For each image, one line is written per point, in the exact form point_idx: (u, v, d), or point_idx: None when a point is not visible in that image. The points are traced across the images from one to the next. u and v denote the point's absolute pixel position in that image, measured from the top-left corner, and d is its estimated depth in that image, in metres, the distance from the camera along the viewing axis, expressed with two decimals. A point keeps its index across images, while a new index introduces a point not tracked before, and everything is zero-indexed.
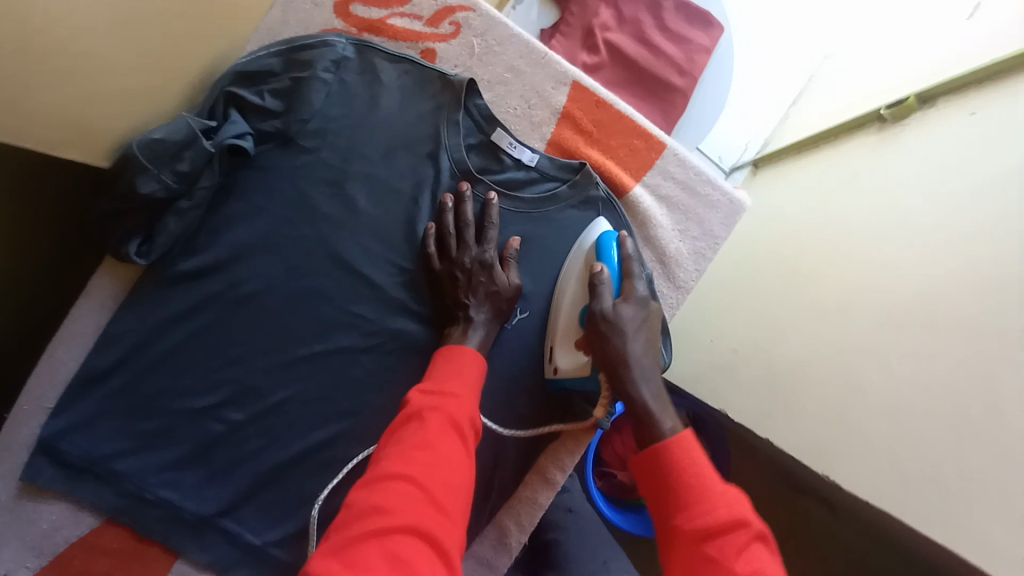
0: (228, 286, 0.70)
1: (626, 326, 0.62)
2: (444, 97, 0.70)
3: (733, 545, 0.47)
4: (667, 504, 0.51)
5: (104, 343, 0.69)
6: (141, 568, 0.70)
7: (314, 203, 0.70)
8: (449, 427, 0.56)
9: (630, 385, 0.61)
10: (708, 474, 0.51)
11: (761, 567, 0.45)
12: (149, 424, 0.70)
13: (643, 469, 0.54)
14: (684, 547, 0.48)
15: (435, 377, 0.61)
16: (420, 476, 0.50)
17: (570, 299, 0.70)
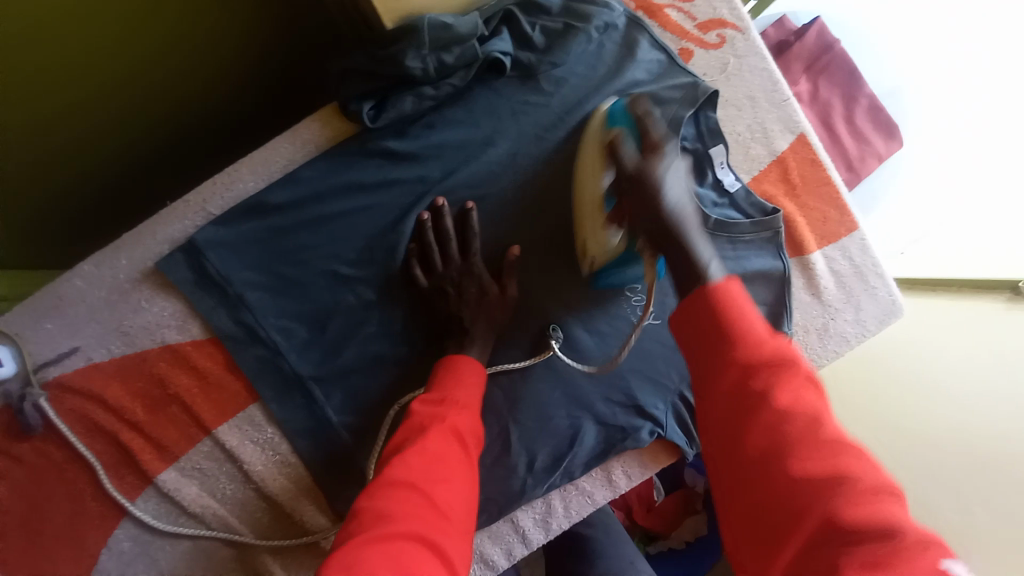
0: (419, 181, 0.71)
1: (661, 164, 0.59)
2: (683, 97, 0.69)
3: (780, 382, 0.47)
4: (716, 350, 0.50)
5: (287, 180, 0.70)
6: (220, 396, 0.72)
7: (527, 141, 0.71)
8: (450, 436, 0.58)
9: (674, 239, 0.57)
10: (751, 319, 0.50)
11: (810, 406, 0.45)
12: (290, 270, 0.71)
13: (683, 318, 0.53)
14: (729, 383, 0.48)
15: (436, 387, 0.64)
16: (418, 481, 0.52)
17: (587, 179, 0.67)
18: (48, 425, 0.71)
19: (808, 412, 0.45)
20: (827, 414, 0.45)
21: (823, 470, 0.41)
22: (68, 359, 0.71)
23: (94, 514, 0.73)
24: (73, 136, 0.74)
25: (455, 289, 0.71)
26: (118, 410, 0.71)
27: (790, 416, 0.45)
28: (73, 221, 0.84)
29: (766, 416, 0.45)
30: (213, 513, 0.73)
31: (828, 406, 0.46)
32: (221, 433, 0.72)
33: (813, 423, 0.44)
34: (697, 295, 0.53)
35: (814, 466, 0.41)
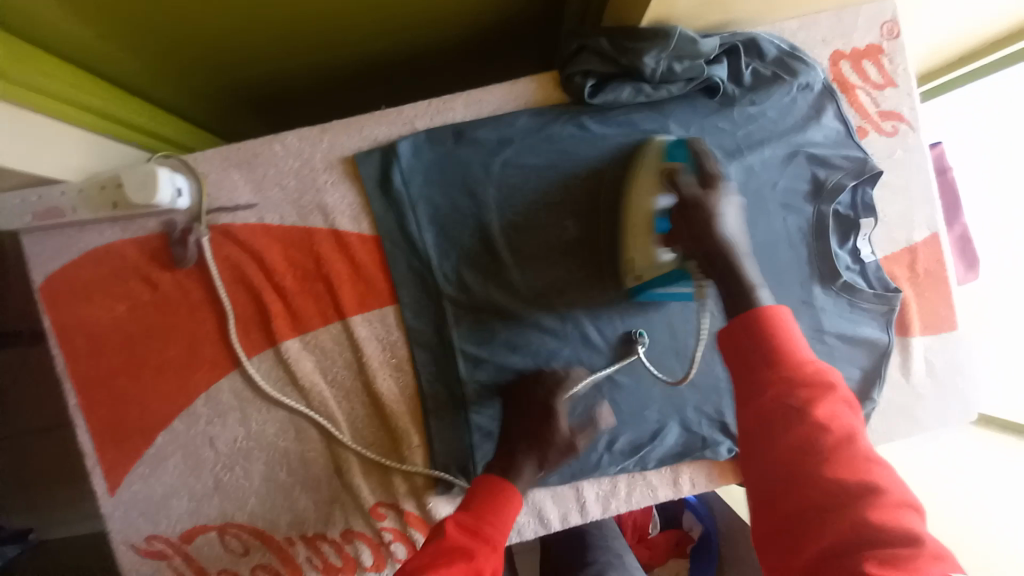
0: (601, 161, 0.79)
1: (718, 203, 0.66)
2: (849, 170, 0.79)
3: (814, 399, 0.50)
4: (765, 355, 0.53)
5: (492, 121, 0.77)
6: (365, 289, 0.78)
7: (707, 158, 0.79)
8: (489, 553, 0.58)
9: (727, 261, 0.64)
10: (800, 345, 0.53)
11: (840, 424, 0.48)
12: (464, 200, 0.78)
13: (751, 324, 0.56)
14: (768, 399, 0.51)
15: (473, 510, 0.62)
16: (476, 560, 0.56)
17: (638, 194, 0.74)
18: (198, 264, 0.76)
19: (844, 432, 0.48)
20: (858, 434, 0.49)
21: (855, 474, 0.46)
22: (241, 212, 0.76)
23: (205, 360, 0.77)
24: (293, 62, 0.85)
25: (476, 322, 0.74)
26: (270, 272, 0.76)
27: (825, 429, 0.48)
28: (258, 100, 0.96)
29: (805, 426, 0.48)
30: (318, 391, 0.78)
31: (856, 418, 0.51)
32: (354, 322, 0.78)
33: (848, 448, 0.47)
34: (739, 319, 0.57)
35: (845, 468, 0.46)
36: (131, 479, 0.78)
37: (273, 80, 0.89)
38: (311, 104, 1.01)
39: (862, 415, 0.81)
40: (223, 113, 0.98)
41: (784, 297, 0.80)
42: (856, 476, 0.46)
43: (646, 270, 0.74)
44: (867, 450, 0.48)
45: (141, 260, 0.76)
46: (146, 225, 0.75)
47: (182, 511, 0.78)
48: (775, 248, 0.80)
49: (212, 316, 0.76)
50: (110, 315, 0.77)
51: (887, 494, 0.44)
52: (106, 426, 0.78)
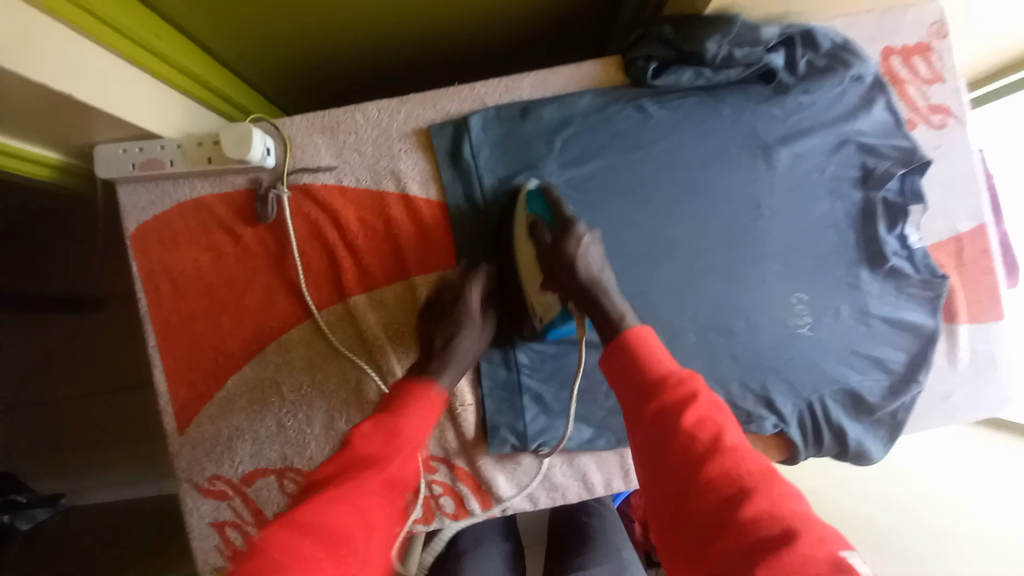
0: (659, 141, 0.82)
1: (574, 244, 0.70)
2: (899, 158, 0.82)
3: (695, 416, 0.50)
4: (638, 392, 0.55)
5: (557, 100, 0.82)
6: (428, 253, 0.83)
7: (762, 141, 0.82)
8: (395, 477, 0.53)
9: (597, 303, 0.66)
10: (662, 359, 0.56)
11: (717, 425, 0.50)
12: (526, 173, 0.82)
13: (618, 366, 0.59)
14: (649, 416, 0.52)
15: (390, 412, 0.59)
16: (360, 508, 0.47)
17: (517, 248, 0.78)
18: (278, 220, 0.82)
19: (714, 435, 0.49)
20: (720, 421, 0.50)
21: (729, 463, 0.47)
22: (321, 174, 0.82)
23: (279, 309, 0.83)
24: (369, 43, 0.93)
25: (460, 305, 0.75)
26: (344, 230, 0.82)
27: (690, 439, 0.49)
28: (324, 78, 1.03)
29: (672, 442, 0.49)
30: (380, 345, 0.82)
31: (731, 419, 0.51)
32: (416, 283, 0.83)
33: (724, 442, 0.48)
34: (613, 348, 0.60)
35: (723, 467, 0.46)
36: (199, 419, 0.83)
37: (346, 60, 0.97)
38: (375, 86, 1.09)
39: (907, 398, 0.82)
40: (295, 88, 1.05)
41: (831, 278, 0.83)
42: (730, 470, 0.47)
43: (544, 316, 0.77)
44: (739, 444, 0.49)
45: (227, 213, 0.82)
46: (235, 181, 0.82)
47: (245, 453, 0.83)
48: (824, 231, 0.82)
49: (288, 269, 0.82)
50: (194, 263, 0.83)
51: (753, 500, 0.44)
52: (182, 367, 0.83)
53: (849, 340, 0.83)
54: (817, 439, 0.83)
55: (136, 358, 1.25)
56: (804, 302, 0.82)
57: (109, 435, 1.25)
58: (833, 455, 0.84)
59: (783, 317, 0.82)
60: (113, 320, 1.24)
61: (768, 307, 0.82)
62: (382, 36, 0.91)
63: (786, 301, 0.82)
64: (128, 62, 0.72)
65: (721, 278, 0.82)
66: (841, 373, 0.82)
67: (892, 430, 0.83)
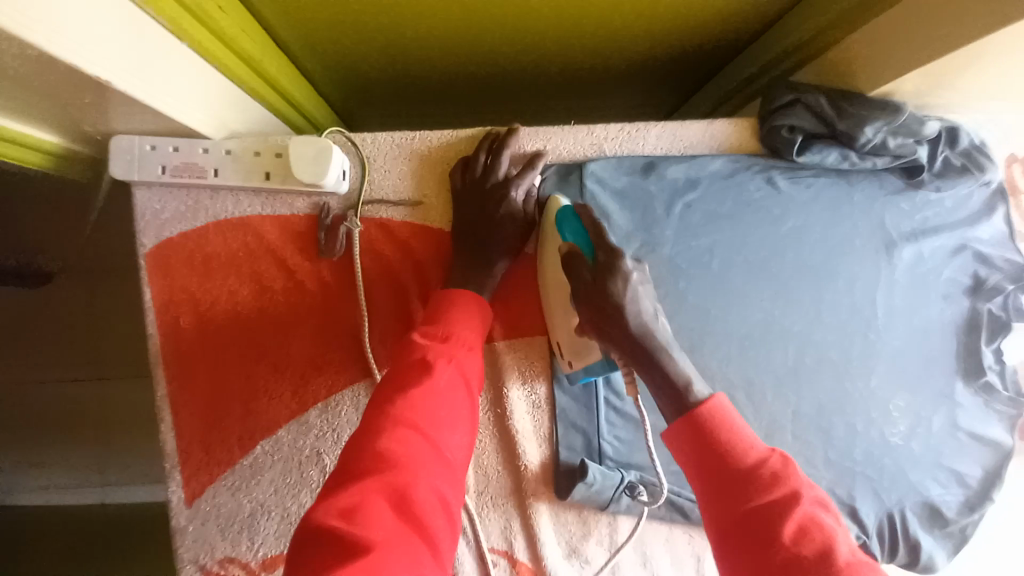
0: (782, 221, 0.76)
1: (621, 287, 0.60)
2: (1009, 272, 0.80)
3: (778, 507, 0.48)
4: (722, 477, 0.51)
5: (686, 160, 0.73)
6: (518, 315, 0.72)
7: (883, 235, 0.77)
8: (457, 378, 0.56)
9: (653, 357, 0.60)
10: (745, 439, 0.53)
11: (818, 531, 0.47)
12: (640, 235, 0.74)
13: (688, 438, 0.55)
14: (734, 512, 0.50)
15: (439, 320, 0.60)
16: (424, 424, 0.51)
17: (548, 259, 0.68)
18: (343, 258, 0.67)
19: (816, 547, 0.46)
20: (838, 541, 0.47)
21: (828, 566, 0.44)
22: (405, 208, 0.68)
23: (332, 363, 0.68)
24: (469, 63, 0.79)
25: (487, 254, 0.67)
26: (423, 280, 0.69)
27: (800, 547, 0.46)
28: (402, 99, 0.89)
29: (781, 534, 0.47)
30: None
31: (832, 520, 0.49)
32: (501, 347, 0.71)
33: (826, 548, 0.46)
34: (684, 419, 0.56)
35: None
36: (215, 488, 0.67)
37: (435, 75, 0.82)
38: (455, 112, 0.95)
39: (980, 516, 0.81)
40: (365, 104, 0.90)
41: (927, 385, 0.79)
42: None
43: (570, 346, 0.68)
44: (848, 555, 0.46)
45: (281, 240, 0.67)
46: (294, 204, 0.67)
47: (270, 532, 0.68)
48: (928, 336, 0.79)
49: (349, 317, 0.68)
50: (230, 296, 0.67)
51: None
52: (198, 423, 0.67)
53: (936, 452, 0.80)
54: (894, 550, 0.79)
55: None
56: (899, 408, 0.79)
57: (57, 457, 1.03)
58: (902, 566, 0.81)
59: (876, 421, 0.78)
60: None
61: (862, 408, 0.78)
62: (488, 58, 0.79)
63: (882, 405, 0.78)
64: (191, 48, 0.54)
65: (823, 374, 0.77)
66: (923, 485, 0.79)
67: (958, 544, 0.81)
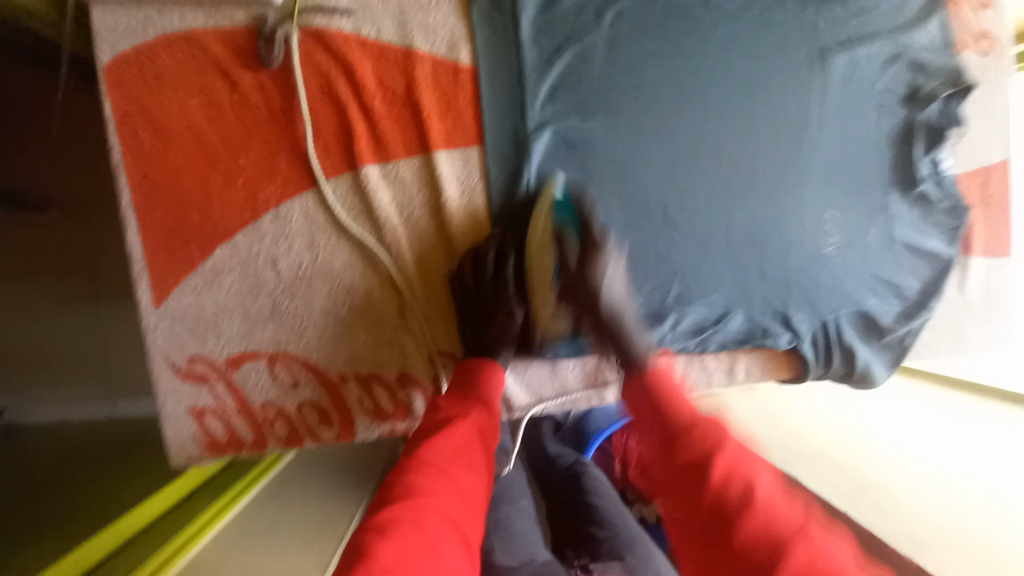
0: (714, 29, 0.77)
1: (599, 268, 0.74)
2: (944, 78, 0.80)
3: (703, 441, 0.60)
4: (665, 435, 0.65)
5: None
6: (453, 127, 0.74)
7: (815, 42, 0.78)
8: (472, 436, 0.68)
9: (617, 330, 0.75)
10: (682, 402, 0.68)
11: (744, 476, 0.55)
12: (570, 46, 0.75)
13: (635, 400, 0.74)
14: (676, 471, 0.61)
15: (454, 386, 0.74)
16: (444, 466, 0.62)
17: (536, 258, 0.76)
18: (283, 68, 0.71)
19: (739, 484, 0.55)
20: (764, 484, 0.55)
21: (755, 522, 0.50)
22: (337, 18, 0.71)
23: (277, 173, 0.73)
24: None
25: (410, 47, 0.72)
26: (358, 89, 0.72)
27: (728, 484, 0.55)
28: None
29: (705, 482, 0.56)
30: (393, 227, 0.74)
31: (757, 467, 0.58)
32: (439, 157, 0.73)
33: (758, 510, 0.52)
34: (635, 379, 0.75)
35: (750, 523, 0.50)
36: (180, 289, 0.74)
37: None
38: None
39: (917, 325, 0.82)
40: None
41: (864, 195, 0.80)
42: (764, 522, 0.50)
43: (548, 324, 0.81)
44: (768, 493, 0.54)
45: (225, 54, 0.71)
46: (234, 17, 0.71)
47: (233, 332, 0.75)
48: (864, 146, 0.80)
49: (290, 127, 0.72)
50: (180, 111, 0.71)
51: (789, 550, 0.47)
52: (160, 230, 0.73)
53: (873, 263, 0.81)
54: (828, 355, 0.82)
55: (117, 264, 1.19)
56: (835, 222, 0.80)
57: (73, 348, 1.19)
58: (838, 378, 0.85)
59: (811, 233, 0.79)
60: (78, 218, 1.16)
61: (796, 220, 0.79)
62: None
63: (817, 218, 0.79)
64: None
65: (758, 186, 0.79)
66: (860, 295, 0.81)
67: (898, 355, 0.84)
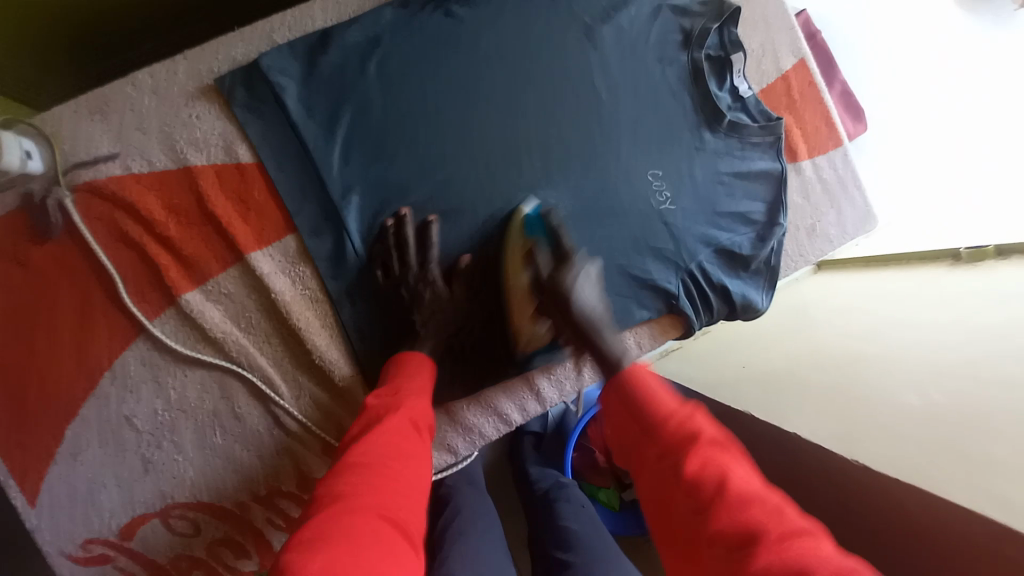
0: (478, 39, 0.76)
1: (569, 278, 0.66)
2: (711, 10, 0.82)
3: (692, 454, 0.47)
4: (636, 432, 0.53)
5: (360, 22, 0.75)
6: (259, 223, 0.73)
7: (577, 20, 0.79)
8: (408, 426, 0.59)
9: (586, 340, 0.63)
10: (664, 395, 0.53)
11: (727, 473, 0.45)
12: (343, 107, 0.74)
13: (620, 399, 0.56)
14: (653, 455, 0.50)
15: (387, 380, 0.66)
16: (379, 464, 0.52)
17: (513, 273, 0.75)
18: (69, 229, 0.69)
19: (715, 477, 0.45)
20: (743, 479, 0.45)
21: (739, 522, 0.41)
22: (104, 166, 0.70)
23: (101, 331, 0.70)
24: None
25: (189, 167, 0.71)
26: (150, 223, 0.70)
27: (692, 483, 0.45)
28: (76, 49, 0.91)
29: (676, 475, 0.47)
30: (235, 341, 0.72)
31: (736, 456, 0.48)
32: (255, 258, 0.72)
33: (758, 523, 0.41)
34: (614, 382, 0.57)
35: (739, 529, 0.41)
36: (48, 482, 0.71)
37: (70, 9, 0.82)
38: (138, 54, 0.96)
39: (776, 242, 0.83)
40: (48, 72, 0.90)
41: (681, 144, 0.81)
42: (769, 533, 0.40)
43: (530, 343, 0.77)
44: (750, 487, 0.44)
45: (7, 238, 0.68)
46: (3, 200, 0.68)
47: (114, 502, 0.71)
48: (662, 98, 0.81)
49: (101, 282, 0.70)
50: None
51: (771, 523, 0.41)
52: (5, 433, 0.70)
53: (710, 202, 0.81)
54: (703, 300, 0.82)
55: None
56: (661, 179, 0.80)
57: None
58: (725, 317, 0.84)
59: (645, 197, 0.79)
60: None
61: (624, 189, 0.79)
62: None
63: (644, 182, 0.80)
64: None
65: (580, 173, 0.78)
66: (710, 235, 0.81)
67: (770, 277, 0.84)
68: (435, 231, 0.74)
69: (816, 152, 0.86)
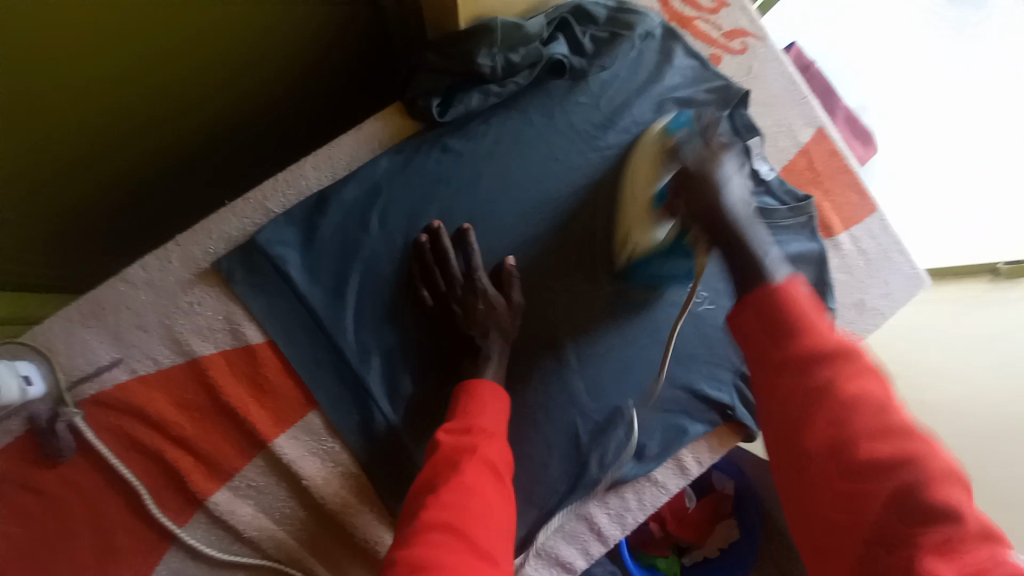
0: (480, 172, 0.74)
1: (716, 170, 0.52)
2: (718, 97, 0.78)
3: (842, 377, 0.41)
4: (766, 352, 0.45)
5: (356, 175, 0.71)
6: (278, 404, 0.68)
7: (578, 133, 0.77)
8: (483, 467, 0.56)
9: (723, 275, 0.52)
10: (817, 314, 0.44)
11: (881, 417, 0.39)
12: (351, 268, 0.70)
13: (750, 317, 0.46)
14: (790, 387, 0.43)
15: (458, 415, 0.61)
16: (463, 530, 0.49)
17: (641, 182, 0.67)
18: (80, 450, 0.65)
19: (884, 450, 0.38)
20: (897, 410, 0.40)
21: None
22: (109, 374, 0.66)
23: (126, 552, 0.65)
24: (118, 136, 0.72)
25: (197, 359, 0.67)
26: (164, 426, 0.66)
27: (859, 412, 0.40)
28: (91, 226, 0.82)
29: (836, 425, 0.40)
30: (271, 535, 0.67)
31: (891, 390, 0.41)
32: (278, 444, 0.67)
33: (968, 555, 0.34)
34: (749, 304, 0.46)
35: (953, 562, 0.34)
36: None
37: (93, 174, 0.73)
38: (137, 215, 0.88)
39: None
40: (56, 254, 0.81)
41: None
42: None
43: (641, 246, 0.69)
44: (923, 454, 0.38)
45: (13, 468, 0.64)
46: (8, 429, 0.64)
47: None
48: None
49: (120, 498, 0.65)
50: None
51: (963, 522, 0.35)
52: None
53: None
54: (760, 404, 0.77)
55: None
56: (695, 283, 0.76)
57: None
58: None
59: None
60: None
61: None
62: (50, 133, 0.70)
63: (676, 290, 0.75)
64: None
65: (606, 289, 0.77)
66: None
67: None
68: (474, 238, 0.71)
69: (850, 222, 0.82)
